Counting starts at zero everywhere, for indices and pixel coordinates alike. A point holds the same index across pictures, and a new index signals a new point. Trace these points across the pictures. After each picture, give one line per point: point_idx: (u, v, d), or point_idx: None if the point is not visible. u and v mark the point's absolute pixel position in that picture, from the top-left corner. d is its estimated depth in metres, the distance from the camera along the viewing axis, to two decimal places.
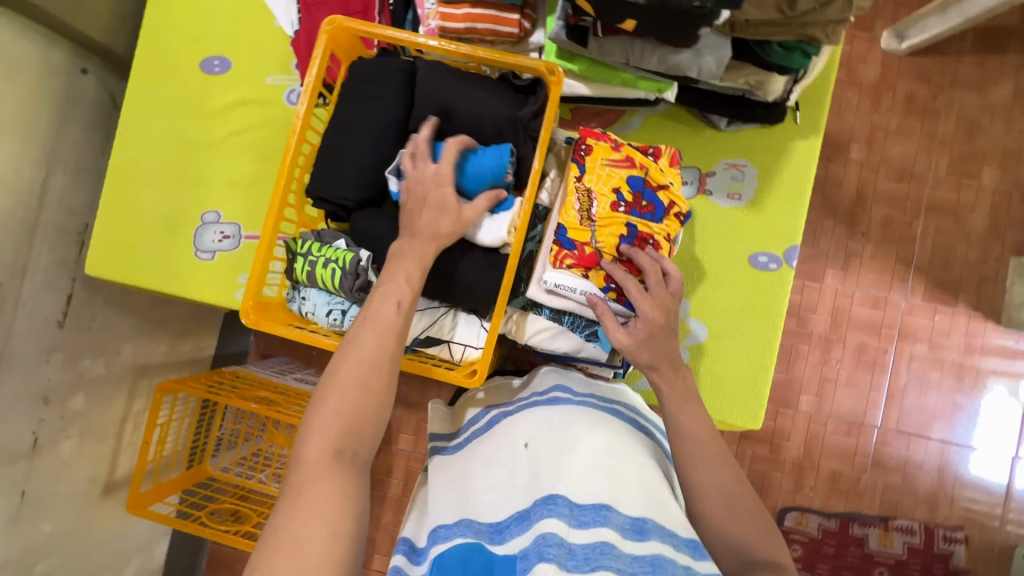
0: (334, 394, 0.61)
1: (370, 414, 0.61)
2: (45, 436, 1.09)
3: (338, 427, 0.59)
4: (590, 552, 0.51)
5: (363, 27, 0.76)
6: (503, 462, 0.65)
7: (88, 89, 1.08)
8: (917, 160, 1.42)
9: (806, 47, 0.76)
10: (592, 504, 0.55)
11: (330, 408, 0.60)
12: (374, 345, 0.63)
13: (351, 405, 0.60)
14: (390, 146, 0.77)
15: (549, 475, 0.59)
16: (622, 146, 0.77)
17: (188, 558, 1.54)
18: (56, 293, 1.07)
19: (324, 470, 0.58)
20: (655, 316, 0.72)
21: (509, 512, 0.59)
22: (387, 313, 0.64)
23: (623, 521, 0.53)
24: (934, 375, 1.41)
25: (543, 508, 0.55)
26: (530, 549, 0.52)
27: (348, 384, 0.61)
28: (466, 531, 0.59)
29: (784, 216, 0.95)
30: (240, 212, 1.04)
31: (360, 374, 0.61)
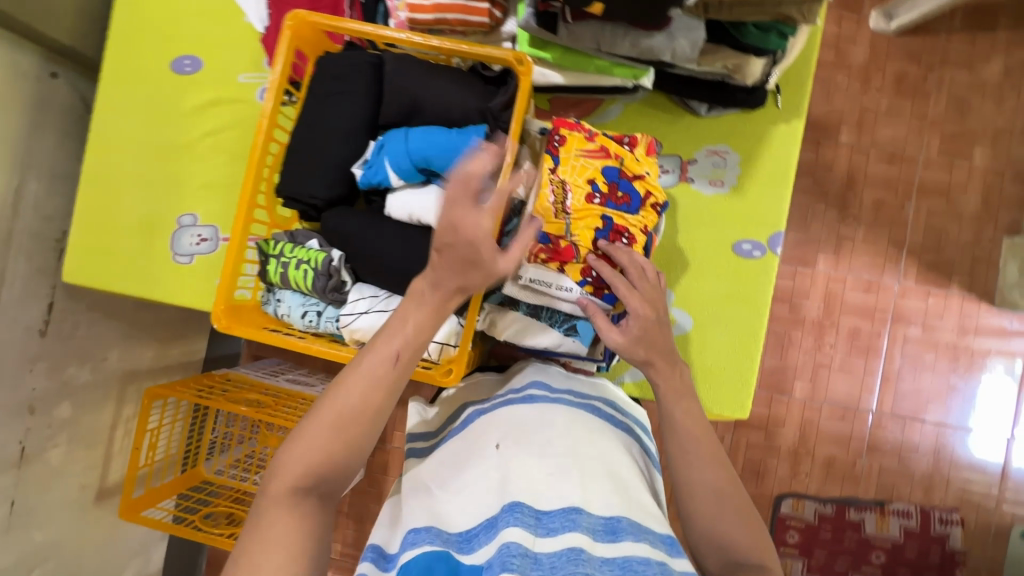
0: (312, 435, 0.58)
1: (347, 457, 0.59)
2: (33, 445, 1.08)
3: (311, 468, 0.58)
4: (556, 560, 0.49)
5: (327, 21, 0.74)
6: (472, 464, 0.63)
7: (59, 93, 1.06)
8: (908, 142, 1.40)
9: (782, 27, 0.74)
10: (561, 509, 0.54)
11: (306, 448, 0.58)
12: (361, 394, 0.60)
13: (328, 447, 0.58)
14: (359, 142, 0.76)
15: (517, 479, 0.57)
16: (596, 136, 0.76)
17: (186, 560, 1.54)
18: (37, 301, 1.06)
19: (289, 506, 0.57)
20: (645, 312, 0.72)
21: (477, 519, 0.57)
22: (383, 369, 0.60)
23: (594, 523, 0.53)
24: (928, 358, 1.40)
25: (509, 515, 0.53)
26: (495, 559, 0.50)
27: (325, 427, 0.59)
28: (434, 539, 0.55)
29: (768, 203, 0.93)
30: (217, 214, 1.02)
31: (340, 419, 0.59)
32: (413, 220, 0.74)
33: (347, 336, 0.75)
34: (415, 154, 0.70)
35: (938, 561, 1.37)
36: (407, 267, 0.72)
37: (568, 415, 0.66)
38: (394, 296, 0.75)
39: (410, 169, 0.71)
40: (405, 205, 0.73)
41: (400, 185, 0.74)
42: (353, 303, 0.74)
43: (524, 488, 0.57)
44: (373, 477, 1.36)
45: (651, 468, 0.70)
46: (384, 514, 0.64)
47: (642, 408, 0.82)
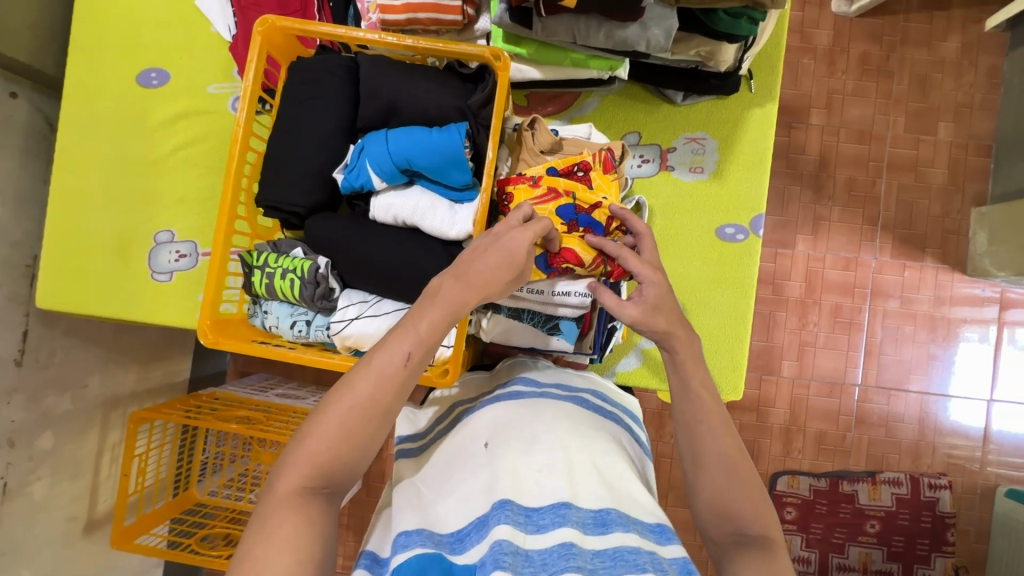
0: (320, 432, 0.57)
1: (353, 455, 0.58)
2: (14, 479, 1.04)
3: (316, 468, 0.56)
4: (548, 557, 0.49)
5: (298, 26, 0.73)
6: (463, 465, 0.63)
7: (20, 113, 1.03)
8: (876, 121, 1.43)
9: (752, 12, 0.74)
10: (550, 505, 0.54)
11: (312, 445, 0.57)
12: (372, 390, 0.58)
13: (335, 446, 0.57)
14: (337, 146, 0.75)
15: (505, 476, 0.58)
16: (541, 179, 0.75)
17: None
18: (11, 330, 1.02)
19: (292, 507, 0.55)
20: (659, 279, 0.70)
21: (468, 519, 0.56)
22: (394, 369, 0.59)
23: (583, 516, 0.53)
24: (908, 329, 1.44)
25: (499, 513, 0.53)
26: (487, 557, 0.49)
27: (332, 426, 0.57)
28: (426, 541, 0.54)
29: (747, 186, 0.95)
30: (194, 229, 1.00)
31: (349, 418, 0.57)
32: (400, 221, 0.73)
33: (339, 343, 0.74)
34: (397, 155, 0.69)
35: (930, 526, 1.40)
36: (397, 268, 0.71)
37: (552, 408, 0.67)
38: (384, 300, 0.74)
39: (393, 171, 0.70)
40: (389, 207, 0.72)
41: (383, 187, 0.72)
42: (343, 310, 0.73)
43: (512, 486, 0.56)
44: (371, 487, 1.35)
45: (642, 458, 0.71)
46: (377, 520, 0.62)
47: (629, 395, 0.83)
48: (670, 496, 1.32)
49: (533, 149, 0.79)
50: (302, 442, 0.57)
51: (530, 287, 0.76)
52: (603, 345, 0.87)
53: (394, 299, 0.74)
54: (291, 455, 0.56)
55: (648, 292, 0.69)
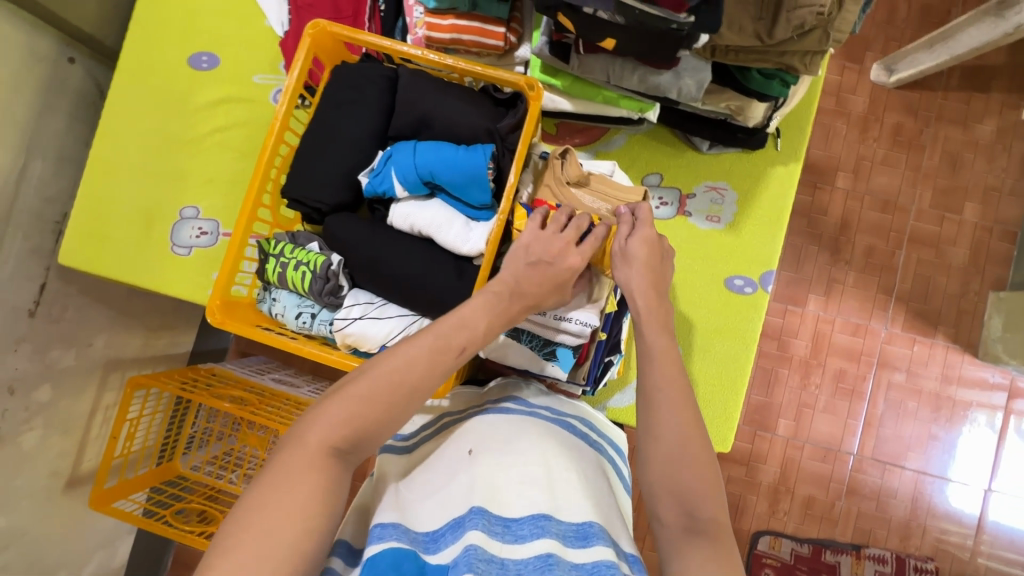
0: (360, 395, 0.56)
1: (385, 427, 0.57)
2: (8, 426, 1.06)
3: (350, 431, 0.55)
4: (522, 568, 0.48)
5: (347, 33, 0.75)
6: (444, 467, 0.62)
7: (73, 77, 1.09)
8: (902, 192, 1.44)
9: (784, 75, 0.77)
10: (530, 516, 0.52)
11: (351, 407, 0.56)
12: (422, 369, 0.59)
13: (373, 413, 0.56)
14: (368, 150, 0.77)
15: (486, 485, 0.56)
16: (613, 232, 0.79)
17: (152, 557, 1.51)
18: (30, 282, 1.06)
19: (315, 464, 0.53)
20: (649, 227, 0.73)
21: (445, 519, 0.54)
22: (447, 356, 0.61)
23: (564, 529, 0.52)
24: (910, 405, 1.42)
25: (475, 518, 0.52)
26: (459, 560, 0.48)
27: (369, 389, 0.57)
28: (401, 536, 0.52)
29: (763, 242, 0.95)
30: (220, 209, 1.03)
31: (390, 387, 0.57)
32: (415, 231, 0.74)
33: (339, 339, 0.75)
34: (422, 168, 0.71)
35: None
36: (405, 277, 0.73)
37: (542, 426, 0.67)
38: (389, 305, 0.76)
39: (416, 182, 0.72)
40: (407, 216, 0.73)
41: (404, 196, 0.74)
42: (347, 309, 0.75)
43: (491, 495, 0.55)
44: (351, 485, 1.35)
45: (620, 489, 0.70)
46: (350, 513, 0.61)
47: (616, 429, 0.82)
48: (647, 540, 1.30)
49: (560, 178, 0.81)
50: (337, 403, 0.56)
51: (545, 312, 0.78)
52: (598, 378, 0.88)
53: (399, 305, 0.75)
54: (327, 412, 0.55)
55: (634, 244, 0.72)
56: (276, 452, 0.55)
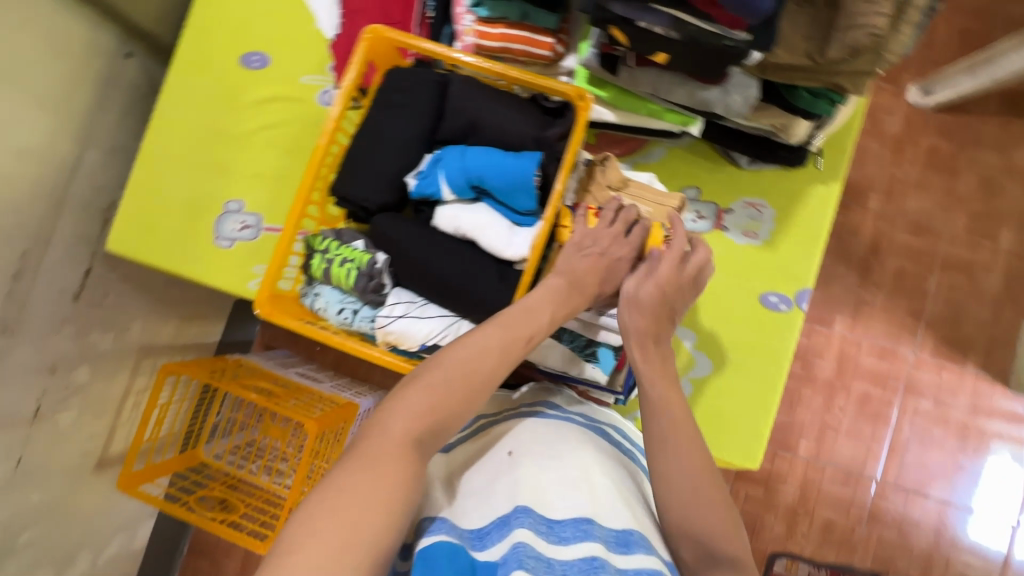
0: (439, 383, 0.58)
1: (460, 416, 0.58)
2: (47, 405, 1.10)
3: (430, 419, 0.56)
4: (569, 569, 0.49)
5: (402, 39, 0.78)
6: (485, 467, 0.63)
7: (128, 72, 1.13)
8: (935, 216, 1.42)
9: (832, 94, 0.77)
10: (572, 518, 0.53)
11: (430, 395, 0.57)
12: (494, 359, 0.61)
13: (449, 402, 0.57)
14: (416, 152, 0.79)
15: (530, 485, 0.58)
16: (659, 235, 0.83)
17: (170, 542, 1.53)
18: (75, 266, 1.10)
19: (401, 453, 0.53)
20: (666, 273, 0.73)
21: (489, 518, 0.56)
22: (517, 345, 0.63)
23: (607, 534, 0.52)
24: (937, 433, 1.39)
25: (521, 517, 0.53)
26: (508, 557, 0.50)
27: (447, 377, 0.58)
28: (451, 530, 0.54)
29: (800, 259, 0.95)
30: (262, 203, 1.06)
31: (465, 377, 0.59)
32: (460, 234, 0.76)
33: (380, 336, 0.76)
34: (471, 172, 0.73)
35: None
36: (448, 278, 0.74)
37: (579, 431, 0.68)
38: (430, 305, 0.77)
39: (464, 186, 0.74)
40: (454, 219, 0.75)
41: (450, 198, 0.76)
42: (390, 306, 0.76)
43: (536, 495, 0.56)
44: None
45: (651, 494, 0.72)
46: None
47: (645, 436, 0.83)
48: None
49: (601, 183, 0.82)
50: (416, 392, 0.57)
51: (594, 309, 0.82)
52: (631, 387, 0.89)
53: (439, 306, 0.77)
54: (408, 400, 0.56)
55: (645, 291, 0.72)
56: (359, 438, 0.55)
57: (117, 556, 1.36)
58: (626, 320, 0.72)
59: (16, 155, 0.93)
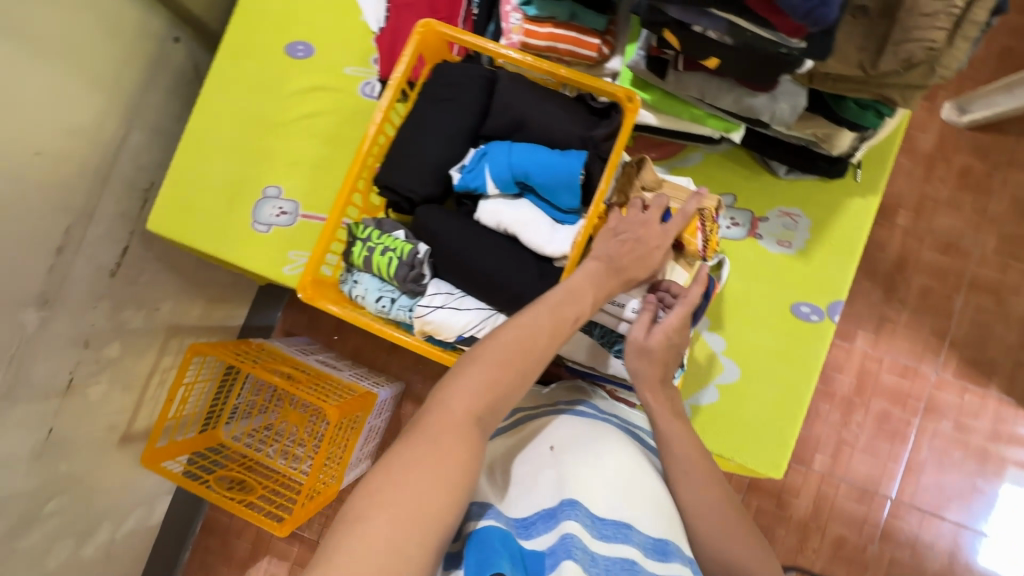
0: (496, 362, 0.57)
1: (514, 394, 0.58)
2: (79, 377, 1.11)
3: (489, 398, 0.56)
4: (611, 565, 0.54)
5: (453, 34, 0.80)
6: (529, 460, 0.68)
7: (175, 56, 1.16)
8: (965, 236, 1.40)
9: (880, 107, 0.76)
10: (614, 520, 0.58)
11: (488, 374, 0.57)
12: (548, 338, 0.61)
13: (506, 380, 0.57)
14: (460, 146, 0.80)
15: (575, 481, 0.62)
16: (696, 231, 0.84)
17: (181, 526, 1.49)
18: (114, 243, 1.11)
19: (463, 430, 0.54)
20: (672, 321, 0.73)
21: (534, 509, 0.60)
22: (567, 321, 0.63)
23: (645, 541, 0.58)
24: (956, 455, 1.38)
25: (569, 510, 0.57)
26: (556, 546, 0.54)
27: (504, 355, 0.58)
28: (499, 517, 0.59)
29: (834, 271, 0.95)
30: (300, 191, 1.08)
31: (522, 357, 0.59)
32: (501, 228, 0.77)
33: (417, 326, 0.77)
34: (517, 168, 0.74)
35: None
36: (488, 272, 0.75)
37: (616, 432, 0.71)
38: (468, 297, 0.78)
39: (509, 180, 0.75)
40: (496, 213, 0.76)
41: (494, 193, 0.77)
42: (430, 297, 0.77)
43: (581, 490, 0.61)
44: None
45: None
46: None
47: None
48: None
49: (636, 183, 0.82)
50: (473, 369, 0.57)
51: (614, 301, 0.80)
52: None
53: (477, 298, 0.78)
54: (467, 378, 0.56)
55: (654, 337, 0.72)
56: (420, 414, 0.56)
57: (133, 532, 1.34)
58: (635, 367, 0.73)
59: (66, 133, 0.97)
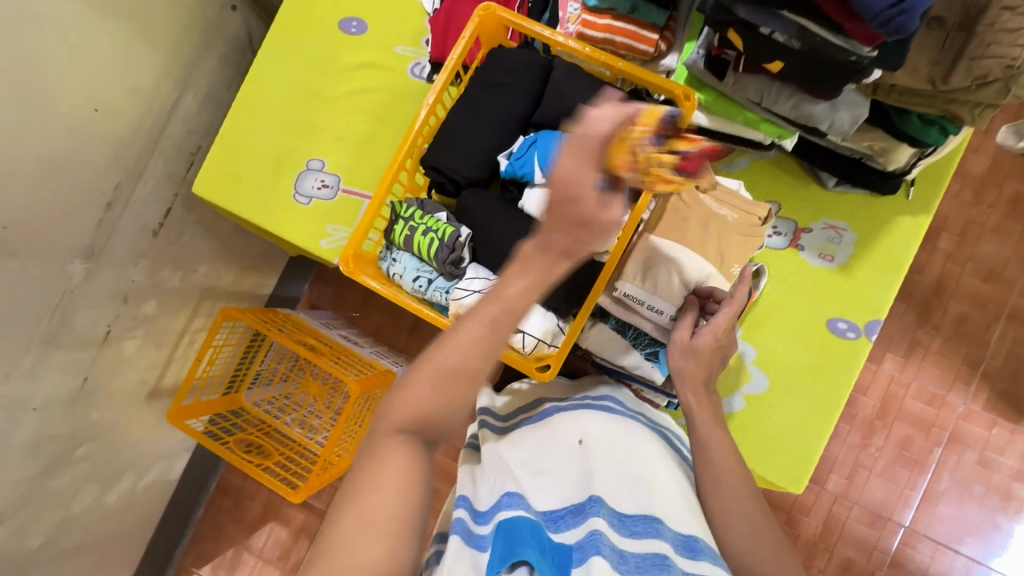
0: (420, 382, 0.55)
1: (446, 413, 0.55)
2: (117, 330, 1.12)
3: (415, 417, 0.55)
4: (640, 562, 0.55)
5: (513, 19, 0.80)
6: (556, 450, 0.68)
7: (230, 24, 1.18)
8: (1009, 265, 1.35)
9: (946, 124, 0.75)
10: (643, 515, 0.59)
11: (413, 394, 0.55)
12: (469, 348, 0.55)
13: (430, 402, 0.55)
14: (511, 133, 0.81)
15: (604, 478, 0.63)
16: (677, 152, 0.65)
17: (199, 482, 1.54)
18: (159, 203, 1.13)
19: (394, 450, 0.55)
20: (723, 324, 0.75)
21: (563, 502, 0.62)
22: (484, 329, 0.55)
23: (675, 537, 0.58)
24: (977, 489, 1.34)
25: (597, 507, 0.59)
26: (585, 542, 0.55)
27: (428, 373, 0.55)
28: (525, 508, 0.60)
29: (876, 289, 0.93)
30: (343, 166, 1.09)
31: (443, 374, 0.55)
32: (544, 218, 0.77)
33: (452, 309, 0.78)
34: None
35: None
36: None
37: (643, 431, 0.71)
38: None
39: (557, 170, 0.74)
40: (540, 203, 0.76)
41: (541, 182, 0.77)
42: (468, 281, 0.78)
43: (610, 488, 0.62)
44: None
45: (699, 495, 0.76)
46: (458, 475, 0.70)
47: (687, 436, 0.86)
48: None
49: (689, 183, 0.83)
50: (400, 394, 0.56)
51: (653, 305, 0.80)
52: None
53: None
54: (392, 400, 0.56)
55: (700, 337, 0.75)
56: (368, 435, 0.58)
57: (154, 484, 1.38)
58: (680, 366, 0.76)
59: (124, 93, 1.00)
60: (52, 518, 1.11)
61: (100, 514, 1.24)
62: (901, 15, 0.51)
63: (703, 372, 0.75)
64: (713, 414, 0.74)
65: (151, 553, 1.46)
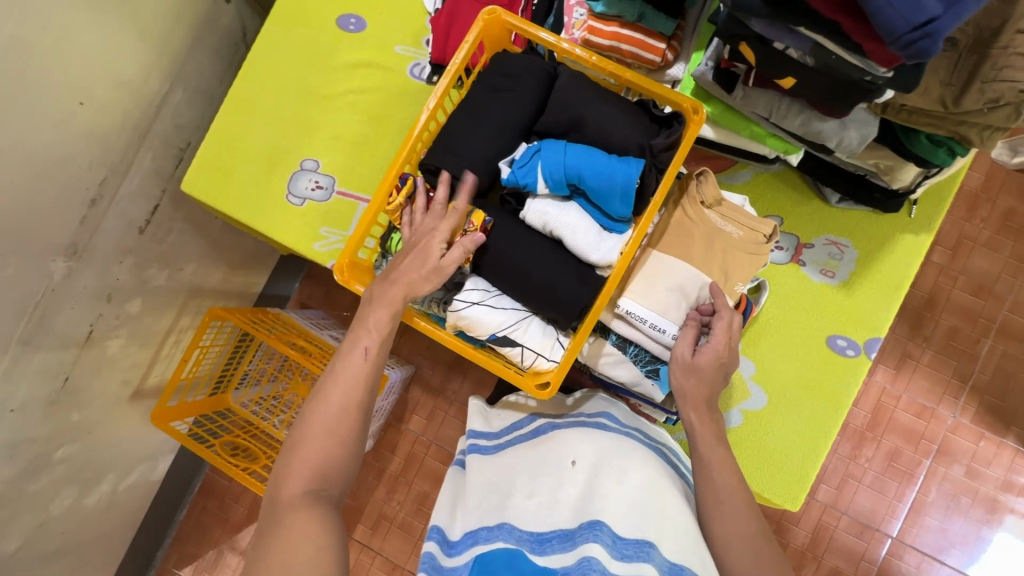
0: (303, 444, 0.66)
1: (336, 461, 0.67)
2: (100, 329, 1.08)
3: (310, 472, 0.65)
4: None
5: (519, 25, 0.79)
6: (549, 473, 0.74)
7: (222, 18, 1.15)
8: (1000, 279, 1.36)
9: (954, 145, 0.74)
10: (636, 539, 0.63)
11: (299, 455, 0.66)
12: (341, 394, 0.69)
13: (319, 454, 0.66)
14: (512, 140, 0.79)
15: (596, 503, 0.67)
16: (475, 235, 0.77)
17: (181, 483, 1.50)
18: (146, 200, 1.09)
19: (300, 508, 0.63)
20: (722, 345, 0.74)
21: (551, 527, 0.68)
22: (354, 366, 0.70)
23: (662, 562, 0.62)
24: (964, 501, 1.35)
25: (589, 533, 0.63)
26: (575, 568, 0.60)
27: (322, 433, 0.67)
28: (509, 537, 0.68)
29: (875, 307, 0.92)
30: (338, 167, 1.06)
31: (327, 432, 0.67)
32: (547, 230, 0.76)
33: (451, 320, 0.77)
34: (572, 169, 0.71)
35: None
36: (531, 273, 0.75)
37: (640, 451, 0.74)
38: (504, 296, 0.78)
39: (561, 181, 0.72)
40: (543, 214, 0.75)
41: (544, 192, 0.75)
42: (467, 292, 0.77)
43: (602, 511, 0.66)
44: (380, 454, 1.36)
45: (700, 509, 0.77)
46: (443, 500, 0.80)
47: (688, 457, 0.85)
48: None
49: (696, 199, 0.82)
50: (292, 459, 0.66)
51: (654, 325, 0.77)
52: None
53: (515, 299, 0.78)
54: (286, 469, 0.66)
55: (701, 356, 0.74)
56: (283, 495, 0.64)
57: (135, 486, 1.34)
58: (682, 385, 0.75)
59: (112, 86, 0.96)
60: (29, 522, 1.07)
61: (78, 517, 1.20)
62: (923, 40, 0.48)
63: (705, 390, 0.73)
64: (716, 432, 0.73)
65: (130, 556, 1.42)
